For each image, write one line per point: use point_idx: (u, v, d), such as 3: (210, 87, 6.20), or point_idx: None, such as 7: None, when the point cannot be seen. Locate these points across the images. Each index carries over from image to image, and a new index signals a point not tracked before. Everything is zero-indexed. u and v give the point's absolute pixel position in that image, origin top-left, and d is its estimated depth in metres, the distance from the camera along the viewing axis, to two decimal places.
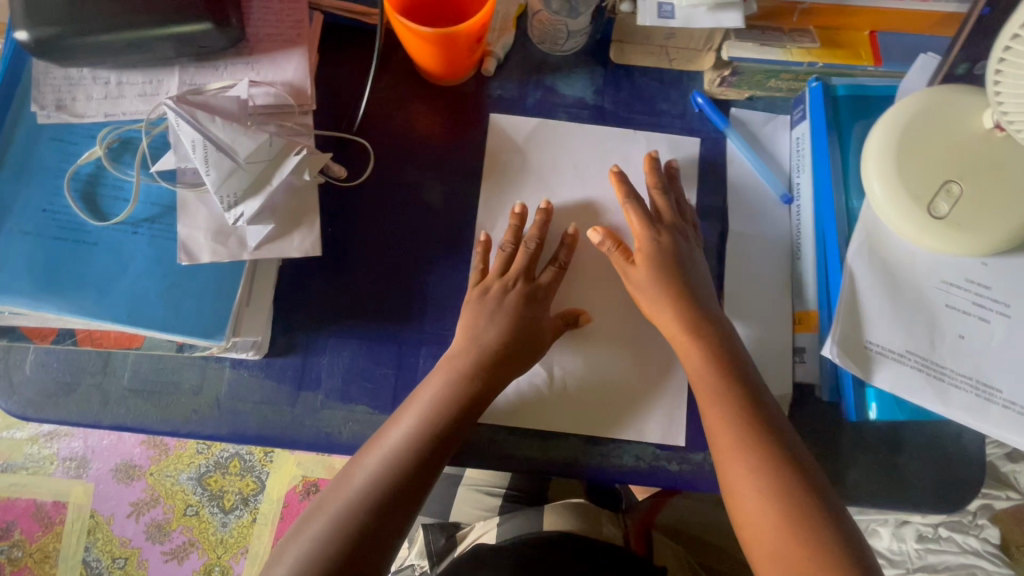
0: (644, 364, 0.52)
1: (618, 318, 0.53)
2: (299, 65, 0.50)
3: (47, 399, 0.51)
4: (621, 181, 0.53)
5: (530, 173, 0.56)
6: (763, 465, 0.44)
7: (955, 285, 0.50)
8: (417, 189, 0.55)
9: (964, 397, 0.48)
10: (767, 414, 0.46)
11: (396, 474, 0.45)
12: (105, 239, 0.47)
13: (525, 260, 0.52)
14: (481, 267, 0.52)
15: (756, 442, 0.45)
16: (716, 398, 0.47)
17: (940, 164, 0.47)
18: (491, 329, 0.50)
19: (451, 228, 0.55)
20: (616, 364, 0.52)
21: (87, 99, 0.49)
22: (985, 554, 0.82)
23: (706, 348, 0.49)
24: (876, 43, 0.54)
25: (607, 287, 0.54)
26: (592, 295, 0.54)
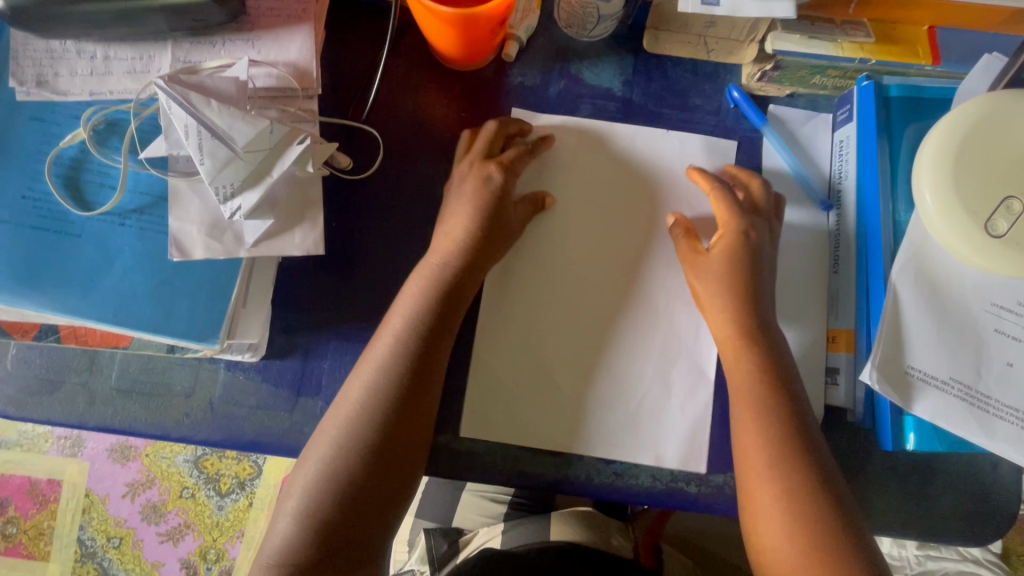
0: (669, 378, 0.49)
1: (645, 330, 0.50)
2: (305, 44, 0.46)
3: (29, 397, 0.47)
4: (706, 179, 0.51)
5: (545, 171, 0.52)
6: (795, 495, 0.41)
7: (1006, 309, 0.46)
8: (428, 183, 0.51)
9: (1010, 430, 0.45)
10: (802, 442, 0.43)
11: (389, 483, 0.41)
12: (90, 230, 0.43)
13: (482, 148, 0.48)
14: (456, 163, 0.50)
15: (791, 470, 0.42)
16: (756, 422, 0.43)
17: (1000, 177, 0.43)
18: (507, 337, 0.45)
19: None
20: (636, 379, 0.49)
21: (71, 75, 0.44)
22: (985, 563, 0.93)
23: (743, 366, 0.45)
24: (935, 40, 0.50)
25: (629, 294, 0.50)
26: (612, 303, 0.50)
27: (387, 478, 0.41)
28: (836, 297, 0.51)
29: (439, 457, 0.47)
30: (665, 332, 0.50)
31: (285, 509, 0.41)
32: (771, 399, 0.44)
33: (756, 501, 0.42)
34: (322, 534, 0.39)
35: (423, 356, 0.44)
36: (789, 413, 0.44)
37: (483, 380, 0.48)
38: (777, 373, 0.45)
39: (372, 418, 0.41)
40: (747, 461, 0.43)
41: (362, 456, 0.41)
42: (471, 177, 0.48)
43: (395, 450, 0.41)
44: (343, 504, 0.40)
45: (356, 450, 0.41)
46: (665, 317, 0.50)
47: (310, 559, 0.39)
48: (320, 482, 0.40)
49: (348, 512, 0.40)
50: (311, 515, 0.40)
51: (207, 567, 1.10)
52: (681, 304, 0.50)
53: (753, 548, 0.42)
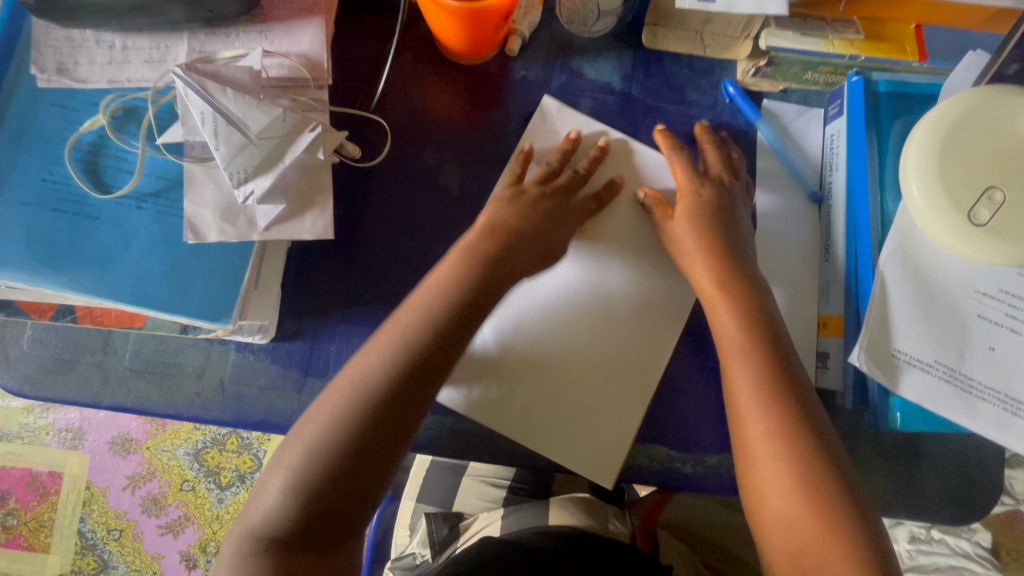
0: (649, 368, 0.50)
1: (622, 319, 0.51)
2: (316, 36, 0.47)
3: (44, 376, 0.49)
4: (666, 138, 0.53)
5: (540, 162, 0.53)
6: (797, 469, 0.42)
7: (988, 296, 0.48)
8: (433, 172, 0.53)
9: (992, 412, 0.47)
10: (806, 418, 0.43)
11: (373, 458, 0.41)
12: (108, 212, 0.45)
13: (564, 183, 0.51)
14: (517, 174, 0.51)
15: (790, 444, 0.42)
16: (755, 398, 0.44)
17: (983, 168, 0.45)
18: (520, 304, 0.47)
19: (468, 217, 0.52)
20: (627, 378, 0.50)
21: (90, 63, 0.46)
22: (975, 557, 0.94)
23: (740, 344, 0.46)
24: (922, 38, 0.52)
25: (625, 294, 0.52)
26: (605, 302, 0.51)
27: (371, 451, 0.41)
28: (824, 284, 0.53)
29: (442, 437, 0.49)
30: (653, 330, 0.51)
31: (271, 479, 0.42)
32: (766, 377, 0.44)
33: (752, 476, 0.43)
34: (310, 505, 0.40)
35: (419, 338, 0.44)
36: (789, 388, 0.44)
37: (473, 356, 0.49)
38: (778, 353, 0.45)
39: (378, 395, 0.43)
40: (745, 437, 0.44)
41: (350, 431, 0.41)
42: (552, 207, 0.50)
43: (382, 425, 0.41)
44: (334, 477, 0.41)
45: (345, 421, 0.41)
46: (641, 308, 0.51)
47: (296, 526, 0.40)
48: (309, 454, 0.41)
49: (340, 483, 0.41)
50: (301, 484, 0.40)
51: (207, 560, 1.11)
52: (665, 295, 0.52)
53: (754, 518, 0.43)
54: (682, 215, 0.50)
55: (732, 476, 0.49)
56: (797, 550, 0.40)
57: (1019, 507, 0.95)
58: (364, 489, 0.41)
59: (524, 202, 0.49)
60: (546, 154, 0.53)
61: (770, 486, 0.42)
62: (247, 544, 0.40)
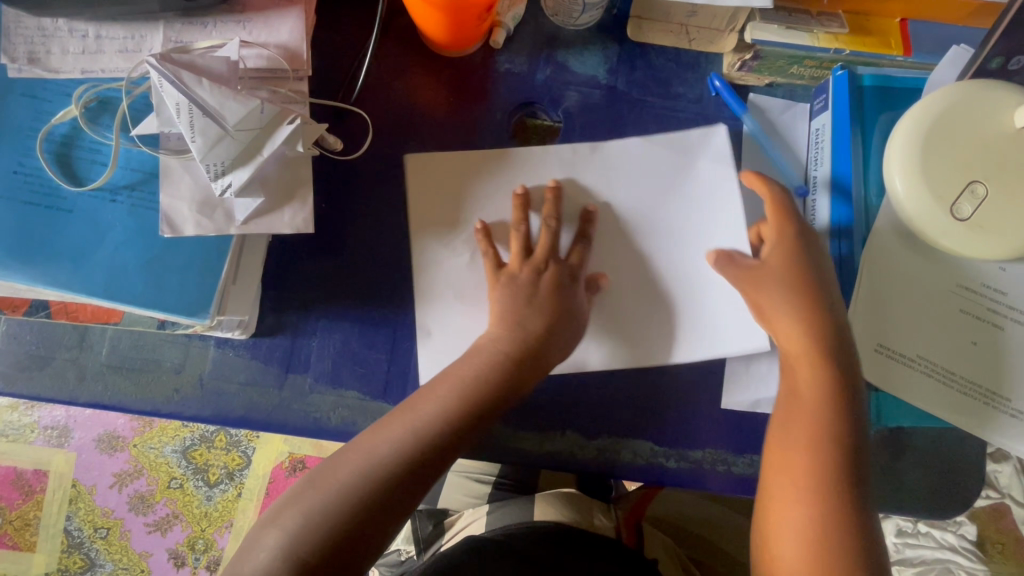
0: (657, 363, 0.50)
1: (617, 327, 0.50)
2: (296, 26, 0.47)
3: (19, 372, 0.48)
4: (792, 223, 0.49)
5: (530, 157, 0.52)
6: (824, 512, 0.44)
7: (972, 290, 0.49)
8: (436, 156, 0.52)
9: (970, 404, 0.48)
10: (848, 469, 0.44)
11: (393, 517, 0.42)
12: (81, 206, 0.44)
13: (548, 243, 0.49)
14: (495, 251, 0.49)
15: (829, 491, 0.44)
16: (811, 441, 0.45)
17: (965, 163, 0.45)
18: (523, 309, 0.47)
19: (464, 218, 0.51)
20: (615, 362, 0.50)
21: (62, 53, 0.45)
22: (960, 550, 0.96)
23: (808, 382, 0.46)
24: (907, 32, 0.52)
25: (634, 289, 0.51)
26: (625, 295, 0.51)
27: (389, 506, 0.41)
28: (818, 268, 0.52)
29: None
30: (654, 325, 0.50)
31: (285, 513, 0.41)
32: (821, 421, 0.45)
33: (778, 513, 0.45)
34: (314, 555, 0.39)
35: (435, 407, 0.44)
36: (841, 428, 0.45)
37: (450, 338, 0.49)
38: (841, 397, 0.46)
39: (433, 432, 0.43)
40: (778, 473, 0.46)
41: (379, 488, 0.41)
42: (536, 275, 0.48)
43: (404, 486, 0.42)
44: (340, 535, 0.40)
45: (361, 486, 0.41)
46: (632, 310, 0.50)
47: (303, 563, 0.39)
48: (322, 508, 0.40)
49: (349, 534, 0.40)
50: (309, 536, 0.40)
51: (195, 557, 1.10)
52: (675, 311, 0.51)
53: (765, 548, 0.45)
54: (780, 255, 0.48)
55: (715, 470, 0.50)
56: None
57: (1003, 500, 0.96)
58: (370, 543, 0.41)
59: (521, 277, 0.48)
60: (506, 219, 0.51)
61: (788, 520, 0.45)
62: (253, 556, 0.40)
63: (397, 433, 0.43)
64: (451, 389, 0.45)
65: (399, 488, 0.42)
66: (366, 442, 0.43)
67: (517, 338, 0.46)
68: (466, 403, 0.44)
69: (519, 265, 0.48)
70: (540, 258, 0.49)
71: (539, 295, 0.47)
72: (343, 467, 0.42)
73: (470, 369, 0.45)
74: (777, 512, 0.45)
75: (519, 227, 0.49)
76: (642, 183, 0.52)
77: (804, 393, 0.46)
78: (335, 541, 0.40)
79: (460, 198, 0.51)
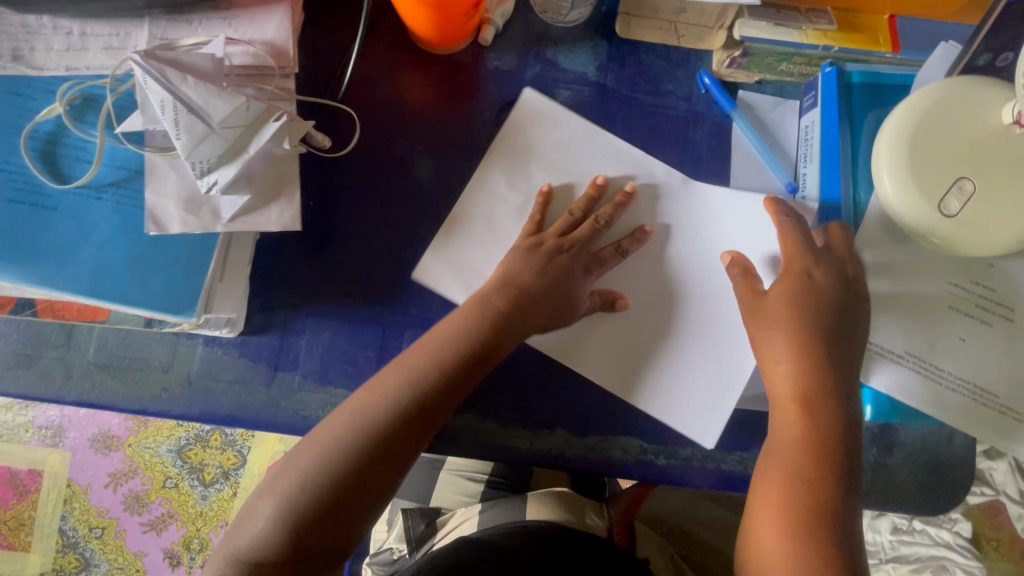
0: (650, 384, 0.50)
1: (610, 336, 0.50)
2: (282, 23, 0.47)
3: (6, 371, 0.48)
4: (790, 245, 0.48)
5: (587, 147, 0.53)
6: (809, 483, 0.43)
7: (960, 287, 0.49)
8: (541, 99, 0.53)
9: (959, 401, 0.47)
10: (828, 434, 0.44)
11: (381, 488, 0.42)
12: (66, 203, 0.44)
13: (589, 235, 0.50)
14: (537, 219, 0.50)
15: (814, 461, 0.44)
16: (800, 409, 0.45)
17: (954, 159, 0.45)
18: (532, 281, 0.47)
19: (489, 185, 0.52)
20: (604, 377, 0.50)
21: (47, 50, 0.45)
22: (955, 547, 0.96)
23: (800, 351, 0.46)
24: (895, 29, 0.52)
25: (644, 308, 0.51)
26: (634, 312, 0.51)
27: (375, 476, 0.42)
28: None
29: None
30: (646, 339, 0.50)
31: (280, 481, 0.42)
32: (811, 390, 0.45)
33: (765, 489, 0.45)
34: (306, 523, 0.41)
35: (425, 363, 0.44)
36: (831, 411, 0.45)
37: (457, 272, 0.50)
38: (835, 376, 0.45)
39: (416, 399, 0.43)
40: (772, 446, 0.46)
41: (363, 457, 0.42)
42: (556, 259, 0.48)
43: (388, 455, 0.42)
44: (331, 504, 0.41)
45: (349, 455, 0.41)
46: (639, 328, 0.51)
47: (297, 528, 0.41)
48: (313, 480, 0.41)
49: (339, 505, 0.41)
50: (301, 504, 0.41)
51: (191, 557, 1.10)
52: (686, 327, 0.51)
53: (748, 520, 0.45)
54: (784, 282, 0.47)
55: (705, 468, 0.50)
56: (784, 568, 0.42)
57: (998, 497, 0.96)
58: (358, 510, 0.42)
59: (541, 253, 0.49)
60: (570, 191, 0.52)
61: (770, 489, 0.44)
62: (254, 525, 0.41)
63: (385, 399, 0.43)
64: (421, 356, 0.45)
65: (382, 457, 0.42)
66: (342, 411, 0.43)
67: (520, 316, 0.46)
68: (434, 370, 0.44)
69: (552, 236, 0.49)
70: (571, 242, 0.49)
71: (547, 273, 0.48)
72: (329, 432, 0.42)
73: (465, 325, 0.45)
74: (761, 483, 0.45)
75: (575, 211, 0.51)
76: (696, 192, 0.53)
77: (780, 360, 0.46)
78: (323, 510, 0.41)
79: (531, 152, 0.53)
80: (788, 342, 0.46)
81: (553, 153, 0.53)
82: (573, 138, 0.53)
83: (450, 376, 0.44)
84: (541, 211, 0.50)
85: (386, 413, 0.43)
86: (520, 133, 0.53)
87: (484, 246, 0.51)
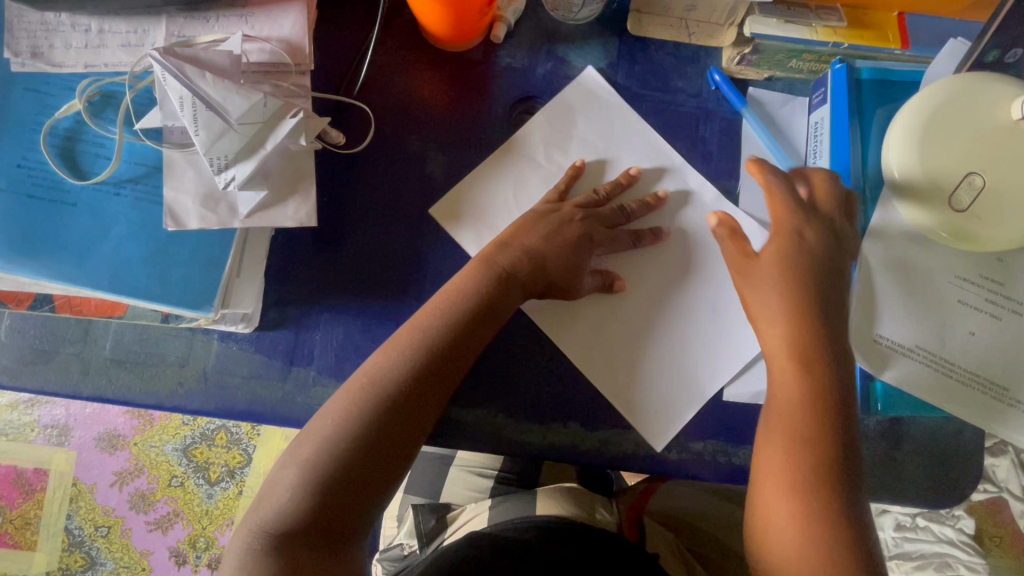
0: (642, 382, 0.50)
1: (608, 328, 0.51)
2: (298, 20, 0.47)
3: (23, 366, 0.48)
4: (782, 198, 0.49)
5: (622, 140, 0.54)
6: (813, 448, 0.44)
7: (969, 281, 0.49)
8: (604, 83, 0.55)
9: (969, 395, 0.48)
10: (830, 390, 0.45)
11: (399, 455, 0.43)
12: (85, 199, 0.44)
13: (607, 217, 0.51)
14: (562, 188, 0.52)
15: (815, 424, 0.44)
16: (797, 377, 0.45)
17: (963, 155, 0.45)
18: (540, 245, 0.48)
19: (516, 154, 0.53)
20: (599, 369, 0.50)
21: (66, 47, 0.45)
22: (958, 543, 0.96)
23: (802, 329, 0.46)
24: (904, 26, 0.52)
25: (647, 311, 0.52)
26: (635, 312, 0.51)
27: (394, 443, 0.42)
28: None
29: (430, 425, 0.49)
30: (645, 339, 0.51)
31: (301, 450, 0.42)
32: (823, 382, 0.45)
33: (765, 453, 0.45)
34: (330, 491, 0.41)
35: (442, 325, 0.45)
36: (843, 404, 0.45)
37: (481, 229, 0.52)
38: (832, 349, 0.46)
39: (426, 364, 0.44)
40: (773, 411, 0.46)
41: (381, 422, 0.42)
42: (567, 229, 0.49)
43: (402, 419, 0.43)
44: (353, 471, 0.41)
45: (369, 422, 0.42)
46: (638, 327, 0.51)
47: (319, 499, 0.41)
48: (333, 447, 0.41)
49: (361, 474, 0.41)
50: (326, 470, 0.41)
51: (197, 555, 1.10)
52: (688, 330, 0.51)
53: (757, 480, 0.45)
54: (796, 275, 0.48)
55: (716, 462, 0.50)
56: (796, 522, 0.43)
57: (1000, 494, 0.97)
58: (381, 476, 0.42)
59: (555, 218, 0.50)
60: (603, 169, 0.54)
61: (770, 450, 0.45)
62: (276, 496, 0.41)
63: (400, 363, 0.43)
64: (432, 319, 0.45)
65: (398, 421, 0.42)
66: (357, 376, 0.44)
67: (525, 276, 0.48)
68: (445, 331, 0.45)
69: (571, 206, 0.50)
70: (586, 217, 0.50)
71: (557, 239, 0.49)
72: (346, 397, 0.43)
73: (474, 283, 0.46)
74: (761, 448, 0.46)
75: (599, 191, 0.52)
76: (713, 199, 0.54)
77: (777, 337, 0.47)
78: (345, 478, 0.41)
79: (574, 129, 0.54)
80: (782, 305, 0.47)
81: (595, 133, 0.54)
82: (622, 124, 0.54)
83: (460, 336, 0.45)
84: (569, 183, 0.52)
85: (401, 373, 0.43)
86: (563, 113, 0.54)
87: (506, 206, 0.53)
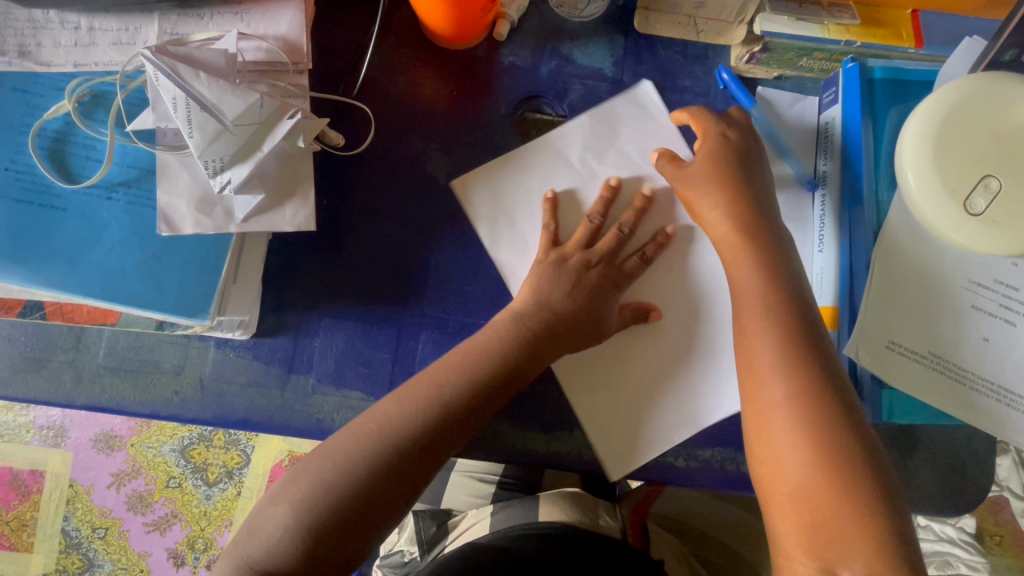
0: (628, 426, 0.48)
1: (605, 365, 0.49)
2: (295, 17, 0.45)
3: (14, 375, 0.47)
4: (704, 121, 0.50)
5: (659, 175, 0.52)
6: (820, 446, 0.40)
7: (984, 286, 0.48)
8: (660, 103, 0.53)
9: (983, 402, 0.47)
10: (828, 375, 0.42)
11: (395, 492, 0.41)
12: (75, 203, 0.43)
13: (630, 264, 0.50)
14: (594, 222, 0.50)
15: (812, 420, 0.40)
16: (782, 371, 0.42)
17: (979, 156, 0.44)
18: (557, 296, 0.47)
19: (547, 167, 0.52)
20: (585, 403, 0.49)
21: (54, 46, 0.44)
22: (959, 543, 0.96)
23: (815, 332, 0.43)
24: (918, 23, 0.51)
25: (648, 366, 0.49)
26: (636, 359, 0.49)
27: (387, 481, 0.41)
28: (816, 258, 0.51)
29: None
30: (643, 388, 0.49)
31: (296, 481, 0.41)
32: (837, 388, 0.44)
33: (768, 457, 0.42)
34: (321, 530, 0.39)
35: (462, 376, 0.44)
36: None
37: (487, 225, 0.51)
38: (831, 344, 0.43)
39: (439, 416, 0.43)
40: (757, 408, 0.42)
41: (379, 464, 0.41)
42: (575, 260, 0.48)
43: (400, 466, 0.41)
44: (347, 512, 0.40)
45: (370, 470, 0.41)
46: (636, 375, 0.49)
47: (310, 543, 0.39)
48: (329, 488, 0.40)
49: (355, 513, 0.40)
50: (322, 508, 0.40)
51: (195, 556, 1.09)
52: (694, 384, 0.49)
53: (760, 482, 0.42)
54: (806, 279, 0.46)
55: (724, 470, 0.49)
56: (811, 520, 0.39)
57: (1003, 493, 0.95)
58: (376, 516, 0.41)
59: (575, 259, 0.48)
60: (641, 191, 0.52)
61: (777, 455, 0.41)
62: (272, 532, 0.40)
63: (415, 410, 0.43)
64: (453, 372, 0.44)
65: (401, 461, 0.41)
66: (364, 421, 0.43)
67: (531, 321, 0.46)
68: (463, 387, 0.44)
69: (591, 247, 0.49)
70: (599, 253, 0.49)
71: (579, 279, 0.48)
72: (347, 436, 0.42)
73: (491, 338, 0.45)
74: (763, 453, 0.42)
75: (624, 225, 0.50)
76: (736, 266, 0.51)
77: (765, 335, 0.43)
78: (338, 522, 0.40)
79: (614, 142, 0.52)
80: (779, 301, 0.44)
81: (636, 149, 0.52)
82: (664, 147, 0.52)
83: (480, 389, 0.44)
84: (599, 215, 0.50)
85: (414, 425, 0.42)
86: (611, 127, 0.53)
87: (518, 202, 0.51)
